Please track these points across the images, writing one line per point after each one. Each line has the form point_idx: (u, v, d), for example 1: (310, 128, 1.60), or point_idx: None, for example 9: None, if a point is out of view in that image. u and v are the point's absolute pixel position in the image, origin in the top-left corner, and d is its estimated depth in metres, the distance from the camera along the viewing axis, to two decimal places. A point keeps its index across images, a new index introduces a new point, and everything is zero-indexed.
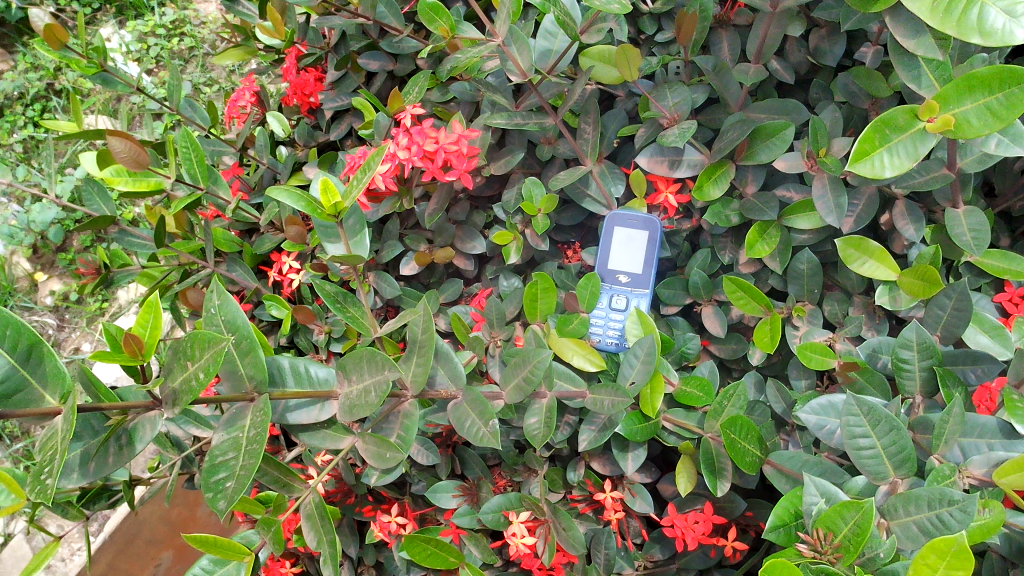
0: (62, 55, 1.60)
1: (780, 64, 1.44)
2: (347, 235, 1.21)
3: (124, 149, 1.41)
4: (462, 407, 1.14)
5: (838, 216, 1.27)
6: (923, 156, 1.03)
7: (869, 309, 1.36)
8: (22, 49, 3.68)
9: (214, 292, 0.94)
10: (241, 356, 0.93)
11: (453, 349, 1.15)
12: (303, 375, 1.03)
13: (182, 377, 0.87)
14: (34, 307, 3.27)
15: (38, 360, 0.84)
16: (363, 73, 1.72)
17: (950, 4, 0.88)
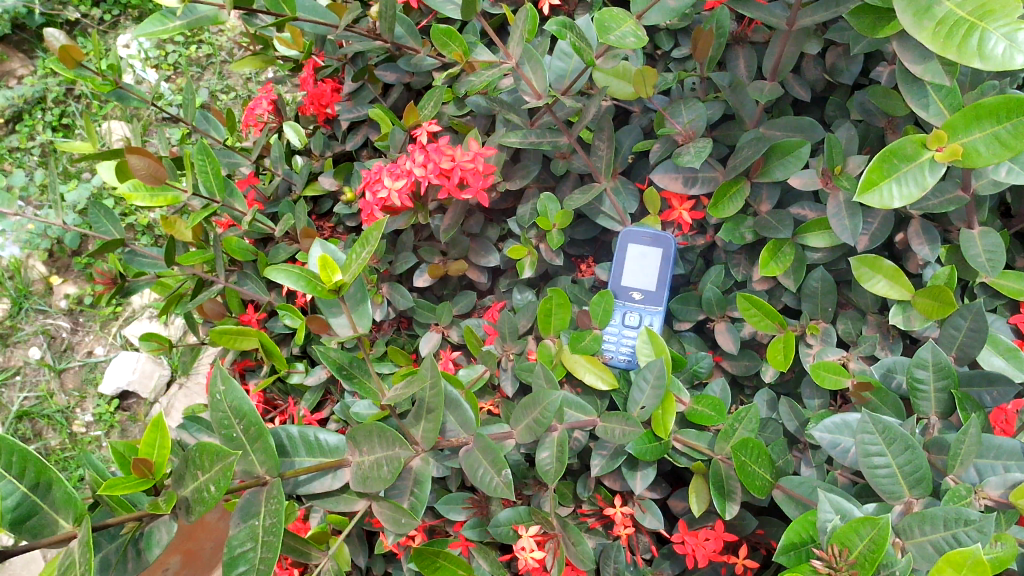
0: (78, 75, 1.62)
1: (796, 82, 1.45)
2: (350, 308, 1.21)
3: (143, 166, 1.47)
4: (473, 453, 1.18)
5: (853, 236, 1.26)
6: (931, 184, 1.06)
7: (883, 328, 1.36)
8: (42, 54, 3.73)
9: (218, 379, 0.95)
10: (251, 442, 0.96)
11: (462, 397, 1.19)
12: (314, 444, 1.08)
13: (194, 486, 0.92)
14: (49, 310, 3.32)
15: (47, 487, 0.87)
16: (380, 85, 1.73)
17: (952, 30, 0.91)
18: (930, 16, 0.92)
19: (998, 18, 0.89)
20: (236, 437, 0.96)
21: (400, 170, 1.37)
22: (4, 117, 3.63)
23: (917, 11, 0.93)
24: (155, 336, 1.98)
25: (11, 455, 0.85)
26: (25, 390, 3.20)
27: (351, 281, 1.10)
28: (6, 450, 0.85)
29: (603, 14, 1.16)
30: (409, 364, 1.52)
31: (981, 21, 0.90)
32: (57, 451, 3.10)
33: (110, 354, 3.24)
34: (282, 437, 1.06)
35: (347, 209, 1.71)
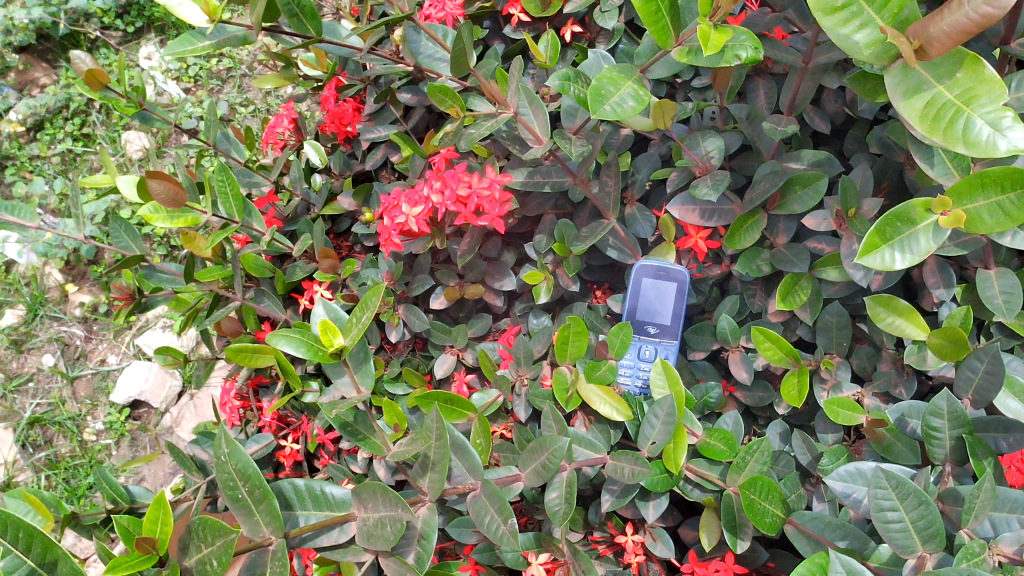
0: (99, 103, 1.70)
1: (815, 114, 1.46)
2: (352, 368, 1.26)
3: (164, 189, 1.49)
4: (481, 499, 1.19)
5: (866, 271, 1.28)
6: (933, 249, 1.06)
7: (898, 364, 1.36)
8: (65, 64, 3.80)
9: (223, 440, 0.96)
10: (255, 502, 0.98)
11: (468, 443, 1.20)
12: (319, 498, 1.09)
13: (197, 558, 0.97)
14: (63, 317, 3.38)
15: (53, 562, 0.90)
16: (400, 107, 1.74)
17: (940, 113, 0.93)
18: (919, 97, 0.95)
19: (984, 103, 0.91)
20: (241, 498, 0.98)
21: (418, 196, 1.36)
22: (25, 126, 3.70)
23: (907, 91, 0.96)
24: (169, 349, 2.00)
25: (18, 530, 0.86)
26: (38, 396, 3.25)
27: (353, 345, 1.18)
28: (13, 527, 0.86)
29: (602, 79, 1.16)
30: (423, 386, 1.53)
31: (968, 106, 0.92)
32: (67, 458, 3.13)
33: (122, 363, 3.27)
34: (287, 490, 1.09)
35: (365, 231, 1.69)
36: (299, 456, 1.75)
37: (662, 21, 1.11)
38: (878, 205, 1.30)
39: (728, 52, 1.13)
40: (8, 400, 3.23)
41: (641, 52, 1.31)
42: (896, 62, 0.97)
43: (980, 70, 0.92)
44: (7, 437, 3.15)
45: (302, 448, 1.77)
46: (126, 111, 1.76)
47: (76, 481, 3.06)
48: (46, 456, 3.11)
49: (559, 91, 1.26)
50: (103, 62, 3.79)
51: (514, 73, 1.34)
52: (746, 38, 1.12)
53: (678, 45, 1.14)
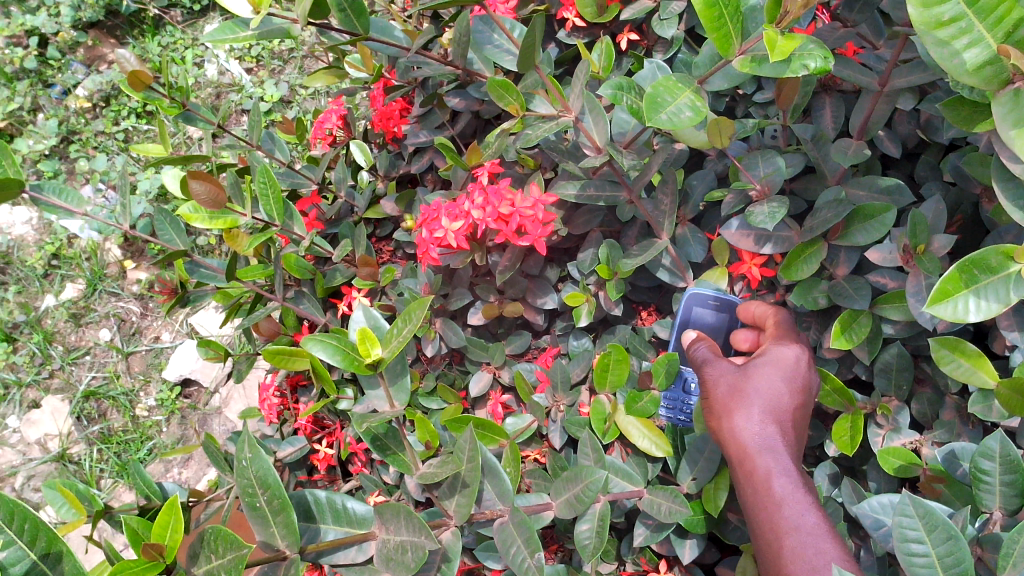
0: (146, 97, 1.71)
1: (886, 137, 1.37)
2: (388, 381, 1.17)
3: (204, 189, 1.45)
4: (508, 528, 1.14)
5: (932, 315, 1.19)
6: (1015, 301, 0.96)
7: (962, 413, 1.27)
8: (132, 41, 3.86)
9: (246, 447, 0.92)
10: (272, 514, 0.93)
11: (500, 467, 1.14)
12: (340, 512, 1.04)
13: (205, 569, 0.92)
14: (121, 293, 3.45)
15: (57, 558, 0.83)
16: (447, 112, 1.68)
17: None
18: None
19: None
20: (259, 507, 0.93)
21: (458, 211, 1.28)
22: (91, 101, 3.77)
23: (1018, 121, 0.82)
24: (213, 342, 2.00)
25: (23, 521, 0.81)
26: (94, 369, 3.34)
27: (391, 357, 1.10)
28: (19, 516, 0.81)
29: (657, 88, 1.04)
30: (457, 403, 1.48)
31: None
32: (119, 433, 3.20)
33: (175, 340, 3.33)
34: (308, 500, 1.03)
35: (407, 237, 1.66)
36: (333, 461, 1.73)
37: (725, 27, 0.98)
38: (950, 243, 1.20)
39: (795, 60, 1.00)
40: (65, 371, 3.32)
41: (699, 62, 1.23)
42: (1006, 88, 0.82)
43: None
44: (64, 409, 3.24)
45: (336, 453, 1.75)
46: (169, 112, 1.77)
47: (128, 455, 3.13)
48: (99, 430, 3.19)
49: (610, 100, 1.13)
50: (168, 40, 3.83)
51: (581, 74, 1.27)
52: (815, 48, 1.00)
53: (740, 54, 1.03)
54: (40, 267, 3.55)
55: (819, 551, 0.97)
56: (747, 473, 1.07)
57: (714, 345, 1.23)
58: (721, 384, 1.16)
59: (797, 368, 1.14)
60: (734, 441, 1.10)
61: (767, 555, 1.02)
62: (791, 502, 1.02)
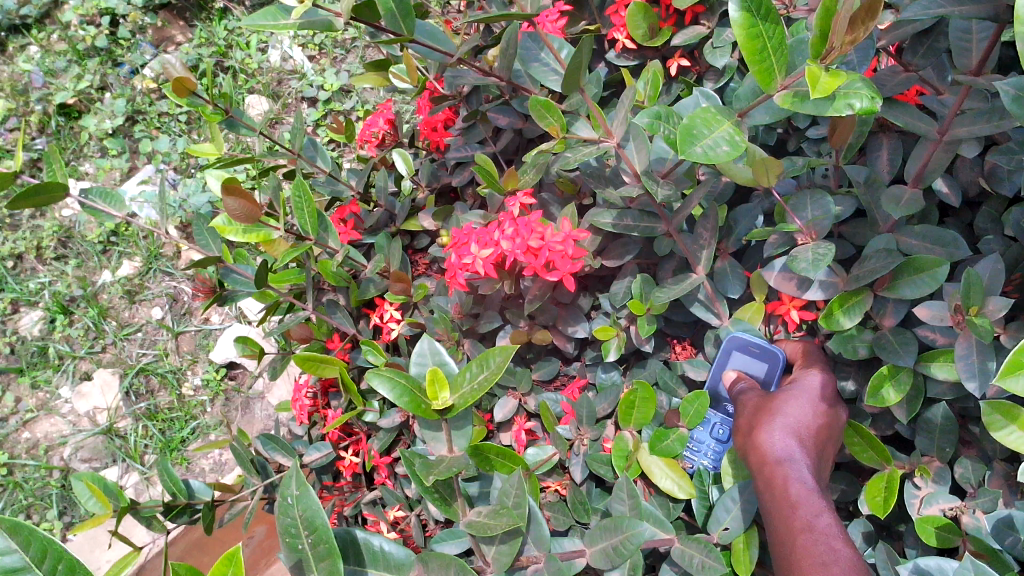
0: (191, 101, 1.74)
1: (945, 183, 1.29)
2: (449, 428, 1.08)
3: (238, 207, 1.43)
4: (542, 575, 1.12)
5: (982, 381, 1.12)
6: None
7: (1009, 481, 1.20)
8: (200, 25, 3.94)
9: (294, 482, 0.89)
10: (315, 559, 0.89)
11: (543, 516, 1.13)
12: (377, 555, 1.00)
13: None
14: (174, 273, 3.53)
15: None
16: (491, 128, 1.65)
17: None
18: None
19: None
20: (300, 548, 0.89)
21: (488, 239, 1.26)
22: (158, 83, 3.86)
23: None
24: (249, 341, 2.02)
25: (51, 554, 0.74)
26: (144, 346, 3.41)
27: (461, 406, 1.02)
28: (49, 553, 0.74)
29: (694, 118, 1.01)
30: (481, 428, 1.46)
31: None
32: (165, 411, 3.26)
33: (224, 324, 3.39)
34: (347, 541, 0.99)
35: (442, 252, 1.64)
36: (356, 470, 1.72)
37: (767, 61, 0.95)
38: (1006, 306, 1.13)
39: (839, 98, 0.94)
40: (117, 347, 3.40)
41: (739, 95, 1.15)
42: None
43: None
44: (114, 384, 3.32)
45: (360, 462, 1.74)
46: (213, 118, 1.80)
47: (171, 435, 3.18)
48: (146, 407, 3.26)
49: (646, 129, 1.12)
50: (235, 25, 3.90)
51: (625, 100, 1.27)
52: (863, 86, 0.94)
53: (784, 89, 0.99)
54: (100, 242, 3.64)
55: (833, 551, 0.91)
56: (766, 482, 1.04)
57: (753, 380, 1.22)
58: (751, 403, 1.15)
59: (823, 395, 1.14)
60: (757, 455, 1.08)
61: (783, 562, 0.96)
62: (807, 505, 0.97)
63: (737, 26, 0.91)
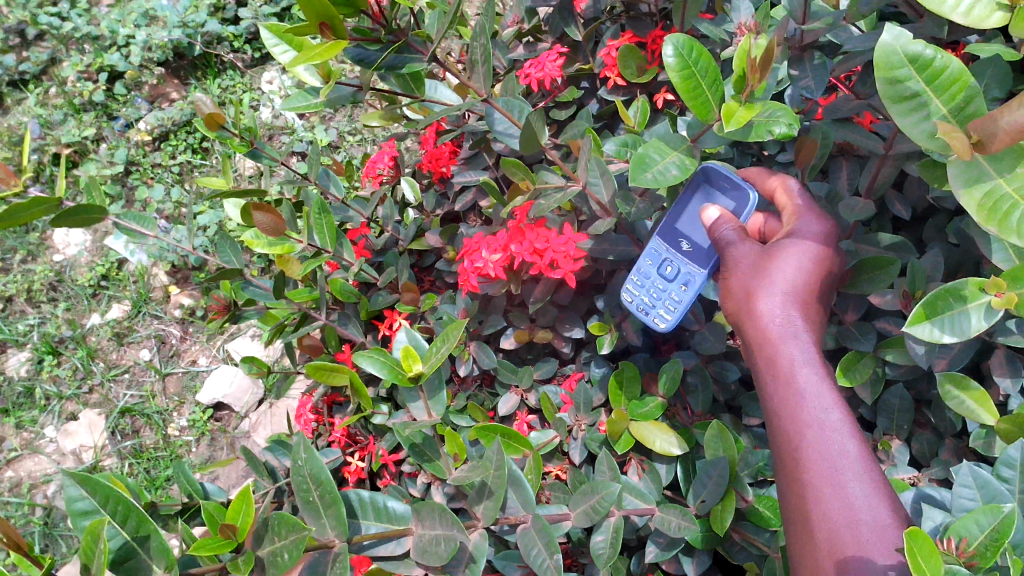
0: (219, 134, 1.77)
1: (897, 200, 1.49)
2: (426, 395, 1.27)
3: (267, 222, 1.54)
4: (530, 533, 1.16)
5: (928, 352, 1.29)
6: (985, 329, 1.04)
7: (960, 453, 1.37)
8: (195, 84, 4.08)
9: (301, 445, 0.92)
10: (324, 507, 0.94)
11: (525, 476, 1.17)
12: (382, 510, 1.06)
13: (268, 549, 0.90)
14: (163, 316, 3.58)
15: (145, 536, 0.84)
16: (493, 155, 1.84)
17: (997, 204, 0.85)
18: (978, 188, 0.87)
19: None
20: (311, 501, 0.94)
21: (497, 243, 1.42)
22: (152, 136, 3.98)
23: (968, 179, 0.87)
24: (255, 359, 2.13)
25: (112, 499, 0.82)
26: (131, 387, 3.44)
27: (431, 372, 1.17)
28: (110, 495, 0.82)
29: (648, 150, 1.15)
30: (486, 421, 1.59)
31: None
32: (151, 450, 3.26)
33: (212, 366, 3.43)
34: (351, 499, 1.05)
35: (448, 267, 1.80)
36: (361, 473, 1.83)
37: (702, 97, 1.09)
38: None
39: (761, 126, 1.09)
40: (103, 386, 3.42)
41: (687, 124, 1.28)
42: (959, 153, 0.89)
43: None
44: (99, 424, 3.33)
45: (366, 467, 1.86)
46: (237, 149, 1.84)
47: (156, 472, 3.18)
48: (132, 446, 3.27)
49: (621, 153, 1.33)
50: (229, 84, 4.05)
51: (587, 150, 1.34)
52: (782, 115, 1.08)
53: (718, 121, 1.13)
54: (89, 286, 3.67)
55: (839, 432, 0.96)
56: (764, 346, 1.07)
57: (740, 226, 1.19)
58: (748, 266, 1.14)
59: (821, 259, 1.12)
60: (755, 323, 1.09)
61: (781, 444, 1.00)
62: (815, 399, 1.00)
63: (674, 70, 1.07)
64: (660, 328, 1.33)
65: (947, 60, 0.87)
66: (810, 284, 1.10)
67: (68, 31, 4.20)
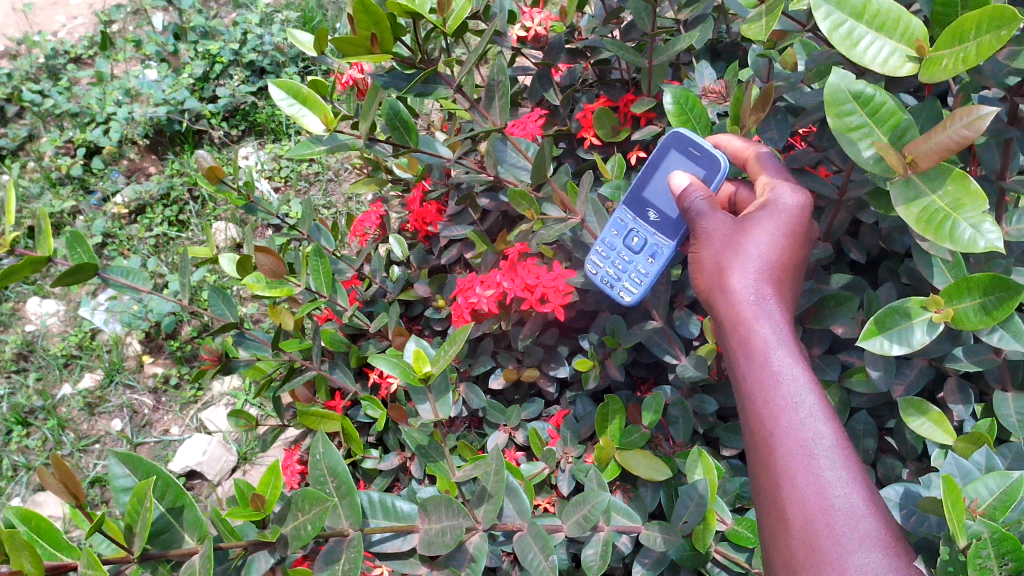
0: (220, 188, 1.90)
1: (852, 244, 1.63)
2: (434, 397, 1.39)
3: (266, 262, 1.62)
4: (526, 539, 1.25)
5: (884, 372, 1.39)
6: (928, 342, 1.17)
7: (920, 474, 1.48)
8: (172, 158, 3.94)
9: (319, 441, 1.09)
10: (340, 497, 1.09)
11: (521, 487, 1.29)
12: (389, 509, 1.19)
13: (292, 524, 1.05)
14: (136, 385, 3.14)
15: (182, 509, 1.02)
16: (479, 211, 1.95)
17: (932, 217, 1.03)
18: (915, 204, 1.05)
19: (969, 210, 1.00)
20: (328, 491, 1.09)
21: (491, 281, 1.54)
22: (128, 209, 3.82)
23: (907, 198, 1.06)
24: (244, 414, 2.17)
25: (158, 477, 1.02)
26: (104, 458, 2.99)
27: (438, 373, 1.25)
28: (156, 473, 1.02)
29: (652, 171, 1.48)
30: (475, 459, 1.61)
31: (955, 212, 1.01)
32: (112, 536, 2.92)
33: (183, 435, 2.98)
34: (362, 500, 1.19)
35: (437, 315, 1.89)
36: None
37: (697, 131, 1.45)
38: None
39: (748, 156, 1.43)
40: (73, 458, 2.94)
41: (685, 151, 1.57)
42: (899, 176, 1.08)
43: (966, 183, 1.02)
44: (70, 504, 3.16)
45: None
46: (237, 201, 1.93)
47: None
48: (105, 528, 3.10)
49: (612, 196, 1.64)
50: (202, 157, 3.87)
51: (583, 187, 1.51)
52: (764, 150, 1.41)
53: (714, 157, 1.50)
54: (61, 355, 3.26)
55: (811, 410, 1.01)
56: (736, 322, 1.12)
57: (709, 195, 1.25)
58: (721, 244, 1.18)
59: (793, 236, 1.16)
60: (727, 300, 1.14)
61: (749, 419, 1.06)
62: (789, 385, 1.04)
63: (672, 114, 1.43)
64: (623, 301, 1.44)
65: (884, 96, 1.07)
66: (780, 258, 1.14)
67: (47, 106, 4.13)
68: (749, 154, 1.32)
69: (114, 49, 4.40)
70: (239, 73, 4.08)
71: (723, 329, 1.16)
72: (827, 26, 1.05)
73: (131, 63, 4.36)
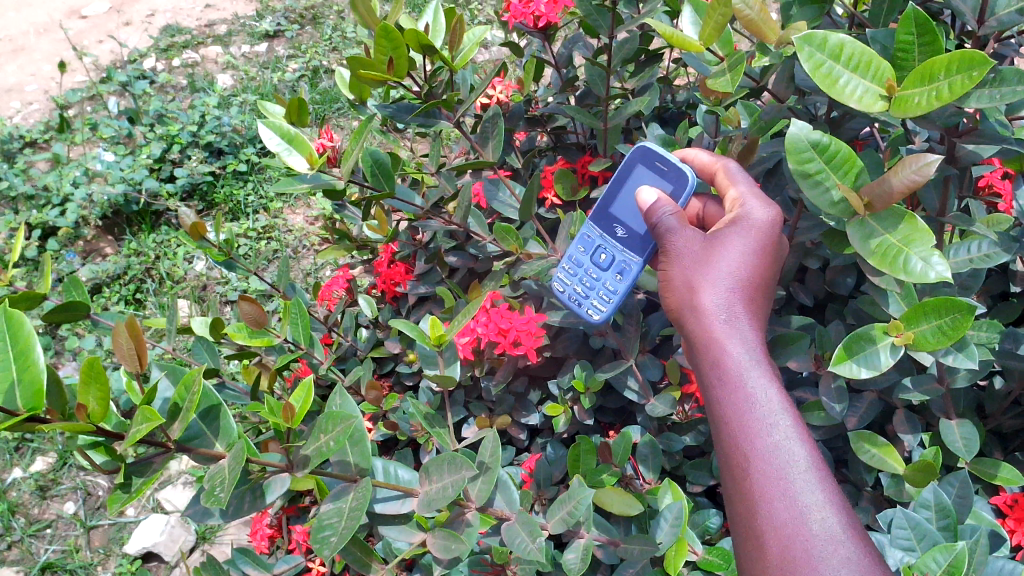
0: (200, 244, 1.93)
1: (800, 288, 1.74)
2: (444, 364, 1.57)
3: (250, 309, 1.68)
4: (513, 526, 1.36)
5: (841, 404, 1.47)
6: (893, 364, 1.27)
7: (876, 500, 1.57)
8: (129, 238, 3.88)
9: (338, 393, 1.29)
10: (351, 444, 1.23)
11: (510, 481, 1.45)
12: (393, 475, 1.37)
13: (315, 444, 1.18)
14: (92, 468, 2.94)
15: (215, 417, 1.14)
16: (447, 269, 2.03)
17: (889, 253, 1.12)
18: (873, 240, 1.15)
19: (920, 245, 1.10)
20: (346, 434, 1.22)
21: (465, 327, 1.61)
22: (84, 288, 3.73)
23: (864, 235, 1.16)
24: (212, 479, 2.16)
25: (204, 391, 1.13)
26: (54, 542, 2.73)
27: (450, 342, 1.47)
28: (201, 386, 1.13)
29: None
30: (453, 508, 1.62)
31: (907, 247, 1.11)
32: None
33: (140, 515, 2.76)
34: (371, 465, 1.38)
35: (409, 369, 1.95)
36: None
37: None
38: None
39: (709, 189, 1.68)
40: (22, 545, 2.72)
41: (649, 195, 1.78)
42: (855, 217, 1.17)
43: (916, 222, 1.12)
44: None
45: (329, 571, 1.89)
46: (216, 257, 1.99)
47: None
48: None
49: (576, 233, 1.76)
50: (163, 239, 3.92)
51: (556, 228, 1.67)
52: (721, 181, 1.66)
53: None
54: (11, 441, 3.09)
55: (782, 428, 1.08)
56: (709, 344, 1.19)
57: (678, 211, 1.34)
58: (692, 267, 1.26)
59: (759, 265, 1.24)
60: (700, 324, 1.21)
61: (722, 435, 1.12)
62: (762, 407, 1.10)
63: None
64: (592, 319, 1.51)
65: (839, 144, 1.15)
66: (747, 284, 1.22)
67: (0, 188, 4.07)
68: (717, 170, 1.43)
69: (70, 133, 4.38)
70: (197, 154, 4.10)
71: (695, 348, 1.23)
72: (810, 66, 1.14)
73: (87, 147, 4.36)
